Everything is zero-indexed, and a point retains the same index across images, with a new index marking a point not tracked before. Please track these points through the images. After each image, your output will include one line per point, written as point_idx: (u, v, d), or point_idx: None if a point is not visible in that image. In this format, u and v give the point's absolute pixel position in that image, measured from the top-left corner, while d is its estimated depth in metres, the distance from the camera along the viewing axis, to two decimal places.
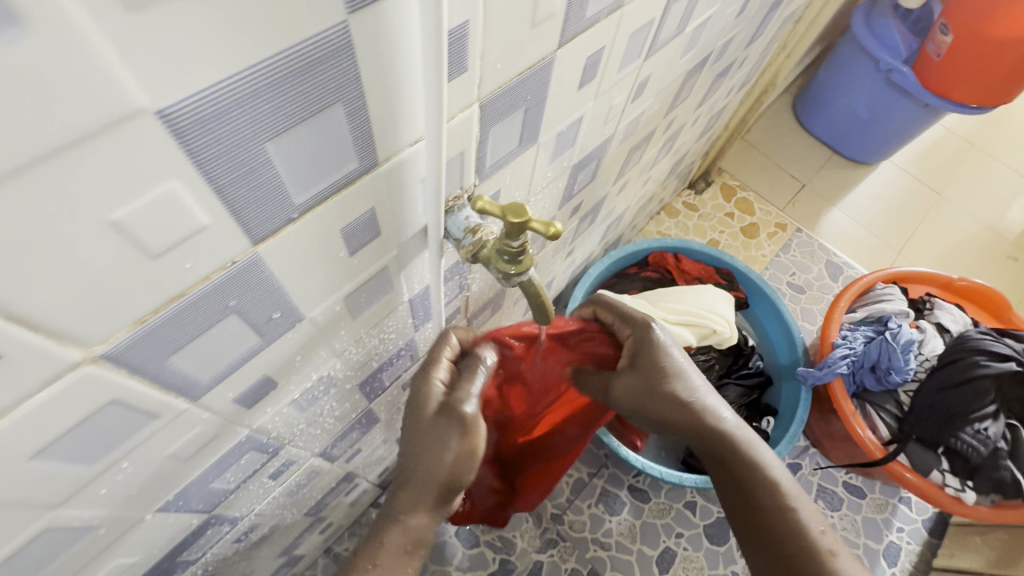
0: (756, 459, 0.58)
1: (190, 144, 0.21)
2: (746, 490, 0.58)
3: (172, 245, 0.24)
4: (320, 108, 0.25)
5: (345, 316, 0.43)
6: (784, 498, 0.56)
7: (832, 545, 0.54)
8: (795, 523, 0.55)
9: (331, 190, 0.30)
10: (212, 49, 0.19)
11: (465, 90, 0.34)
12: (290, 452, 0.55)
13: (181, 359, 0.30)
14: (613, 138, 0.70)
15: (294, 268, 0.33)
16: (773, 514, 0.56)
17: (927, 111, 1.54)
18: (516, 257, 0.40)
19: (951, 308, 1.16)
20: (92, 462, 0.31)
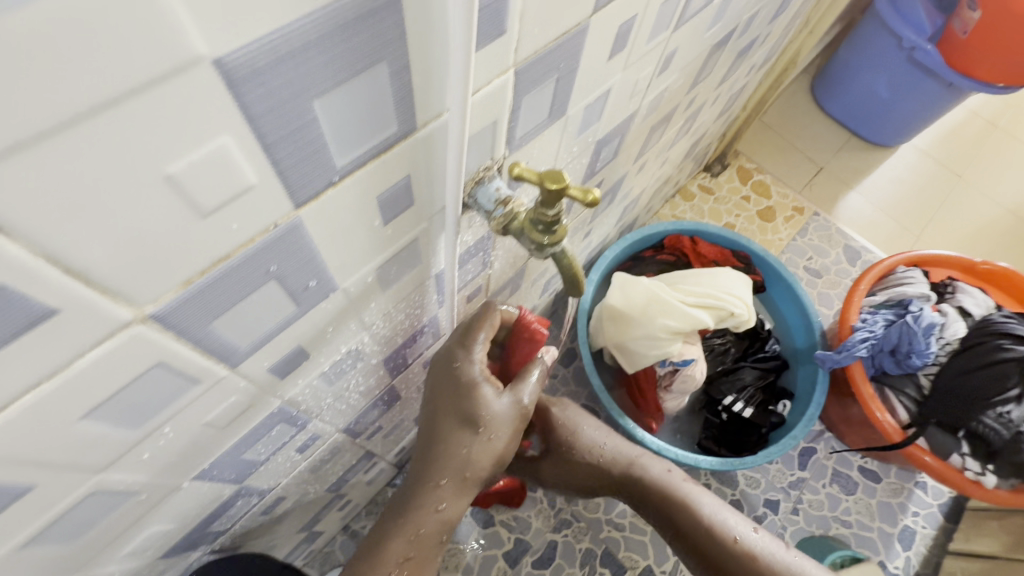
0: (670, 485, 0.76)
1: (244, 97, 0.21)
2: (671, 512, 0.75)
3: (221, 204, 0.24)
4: (364, 67, 0.25)
5: (375, 288, 0.43)
6: (698, 511, 0.74)
7: (738, 534, 0.72)
8: (709, 530, 0.72)
9: (370, 154, 0.30)
10: None
11: (501, 54, 0.33)
12: (316, 426, 0.56)
13: (223, 324, 0.30)
14: (636, 114, 0.69)
15: (332, 234, 0.33)
16: (687, 524, 0.74)
17: (951, 92, 1.50)
18: (551, 227, 0.39)
19: (974, 291, 1.14)
20: (137, 426, 0.31)
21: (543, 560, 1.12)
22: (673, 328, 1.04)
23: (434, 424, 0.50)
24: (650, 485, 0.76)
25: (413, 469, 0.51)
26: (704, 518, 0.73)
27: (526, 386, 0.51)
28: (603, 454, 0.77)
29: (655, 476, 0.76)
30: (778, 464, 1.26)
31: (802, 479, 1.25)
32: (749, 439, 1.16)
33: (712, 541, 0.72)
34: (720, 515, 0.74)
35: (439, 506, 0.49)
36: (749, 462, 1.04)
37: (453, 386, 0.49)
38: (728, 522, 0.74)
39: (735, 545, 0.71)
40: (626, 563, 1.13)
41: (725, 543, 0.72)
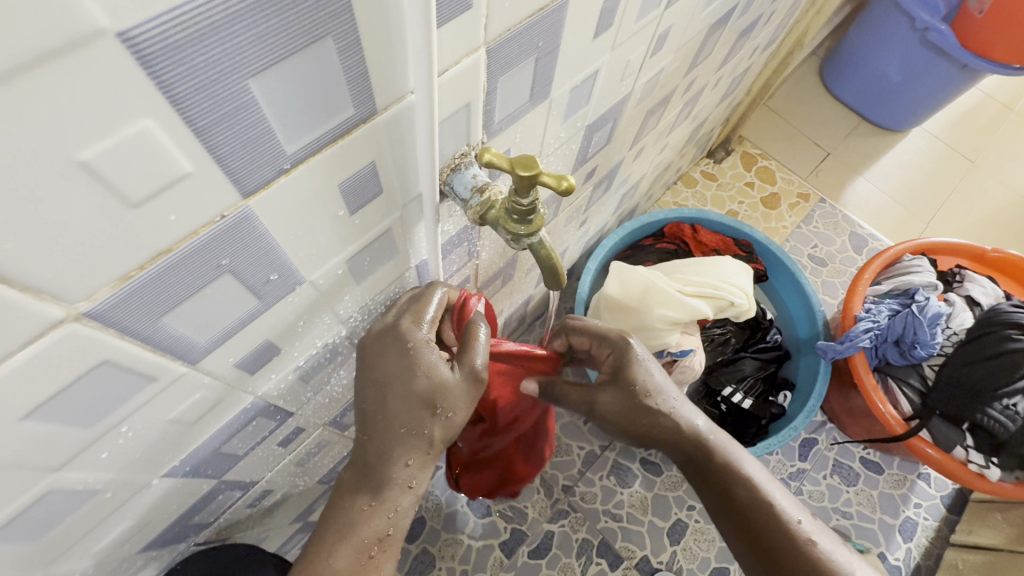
0: (732, 459, 0.60)
1: (162, 76, 0.19)
2: (728, 488, 0.60)
3: (152, 193, 0.22)
4: (307, 42, 0.23)
5: (348, 281, 0.42)
6: (761, 493, 0.59)
7: (811, 534, 0.57)
8: (775, 516, 0.58)
9: (326, 140, 0.28)
10: None
11: (469, 31, 0.31)
12: (298, 420, 0.55)
13: (175, 320, 0.29)
14: (630, 97, 0.66)
15: (292, 224, 0.31)
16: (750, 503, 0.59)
17: (964, 73, 1.45)
18: (528, 216, 0.38)
19: (982, 280, 1.12)
20: (91, 425, 0.30)
21: (540, 550, 1.12)
22: (670, 319, 1.02)
23: (385, 408, 0.45)
24: (708, 451, 0.60)
25: (367, 456, 0.46)
26: (766, 496, 0.59)
27: (479, 348, 0.47)
28: (665, 408, 0.59)
29: (713, 445, 0.60)
30: (778, 455, 1.25)
31: (802, 471, 1.24)
32: (748, 430, 1.14)
33: (777, 532, 0.57)
34: (790, 511, 0.59)
35: (410, 484, 0.47)
36: (748, 453, 1.03)
37: (405, 368, 0.44)
38: (789, 509, 0.59)
39: (798, 529, 0.57)
40: (623, 553, 1.12)
41: (791, 537, 0.57)
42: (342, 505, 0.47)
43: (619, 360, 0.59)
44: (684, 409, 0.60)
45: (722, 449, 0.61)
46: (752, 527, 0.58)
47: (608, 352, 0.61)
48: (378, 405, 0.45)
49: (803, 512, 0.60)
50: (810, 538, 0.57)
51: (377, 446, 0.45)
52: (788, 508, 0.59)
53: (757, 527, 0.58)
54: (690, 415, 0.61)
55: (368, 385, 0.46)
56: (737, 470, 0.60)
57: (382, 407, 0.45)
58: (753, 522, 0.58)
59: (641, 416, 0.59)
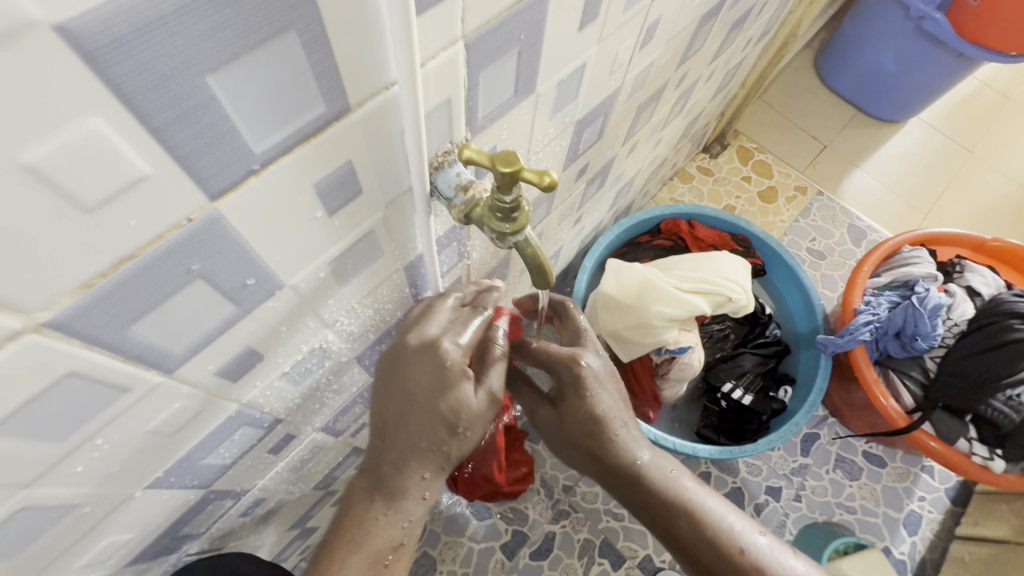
0: (671, 491, 0.57)
1: (110, 71, 0.18)
2: (668, 521, 0.57)
3: (109, 197, 0.21)
4: (268, 35, 0.22)
5: (332, 284, 0.41)
6: (702, 522, 0.56)
7: (758, 558, 0.55)
8: (719, 545, 0.55)
9: (297, 138, 0.27)
10: None
11: (445, 24, 0.30)
12: (288, 426, 0.54)
13: (145, 329, 0.28)
14: (620, 92, 0.65)
15: (267, 226, 0.30)
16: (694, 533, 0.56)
17: (960, 62, 1.44)
18: (511, 214, 0.36)
19: (982, 270, 1.10)
20: (63, 438, 0.29)
21: (541, 552, 1.11)
22: (668, 315, 1.01)
23: (407, 418, 0.44)
24: (646, 485, 0.57)
25: (382, 463, 0.46)
26: (708, 525, 0.56)
27: (492, 374, 0.47)
28: (602, 446, 0.55)
29: (650, 478, 0.57)
30: (780, 451, 1.23)
31: (804, 466, 1.22)
32: (749, 427, 1.13)
33: (721, 561, 0.55)
34: (737, 535, 0.56)
35: (424, 495, 0.46)
36: (749, 450, 1.02)
37: (436, 382, 0.44)
38: (735, 532, 0.56)
39: (742, 559, 0.55)
40: (625, 553, 1.11)
41: (737, 565, 0.55)
42: (352, 513, 0.46)
43: (568, 384, 0.54)
44: (627, 441, 0.56)
45: (660, 480, 0.57)
46: (697, 556, 0.56)
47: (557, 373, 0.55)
48: (400, 416, 0.45)
49: (752, 530, 0.57)
50: (756, 563, 0.55)
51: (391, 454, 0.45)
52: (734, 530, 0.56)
53: (704, 559, 0.56)
54: (629, 449, 0.56)
55: (395, 395, 0.45)
56: (677, 500, 0.57)
57: (403, 418, 0.45)
58: (698, 552, 0.56)
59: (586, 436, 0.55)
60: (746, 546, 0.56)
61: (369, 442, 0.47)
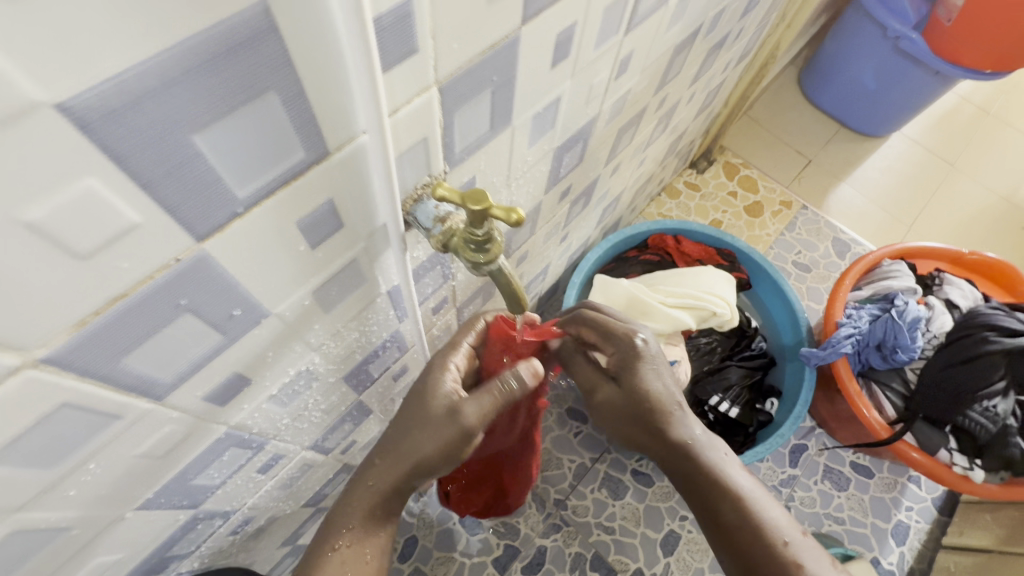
0: (723, 476, 0.59)
1: (105, 138, 0.20)
2: (714, 504, 0.59)
3: (102, 244, 0.23)
4: (250, 97, 0.24)
5: (317, 310, 0.43)
6: (749, 510, 0.58)
7: (797, 554, 0.56)
8: (763, 534, 0.57)
9: (278, 182, 0.29)
10: (102, 37, 0.18)
11: (418, 73, 0.33)
12: (276, 446, 0.55)
13: (135, 360, 0.30)
14: (599, 118, 0.68)
15: (252, 262, 0.32)
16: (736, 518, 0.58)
17: (937, 79, 1.48)
18: (484, 245, 0.38)
19: (960, 283, 1.13)
20: (56, 464, 0.31)
21: (533, 566, 1.11)
22: (654, 330, 1.03)
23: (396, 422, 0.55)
24: (698, 467, 0.59)
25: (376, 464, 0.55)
26: (754, 514, 0.58)
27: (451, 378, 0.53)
28: (659, 419, 0.58)
29: (704, 460, 0.59)
30: (768, 462, 1.25)
31: (793, 477, 1.24)
32: (736, 439, 1.15)
33: (762, 550, 0.57)
34: (780, 528, 0.58)
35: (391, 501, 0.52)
36: None
37: (418, 398, 0.50)
38: (777, 526, 0.58)
39: (785, 550, 0.57)
40: (616, 566, 1.12)
41: (778, 557, 0.56)
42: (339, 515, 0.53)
43: (622, 360, 0.58)
44: (682, 419, 0.59)
45: (713, 464, 0.59)
46: (738, 542, 0.58)
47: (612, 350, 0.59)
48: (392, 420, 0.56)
49: (793, 529, 0.58)
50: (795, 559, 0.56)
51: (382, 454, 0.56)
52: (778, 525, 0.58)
53: (745, 546, 0.58)
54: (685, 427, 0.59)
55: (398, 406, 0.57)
56: (727, 485, 0.59)
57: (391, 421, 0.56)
58: (739, 537, 0.58)
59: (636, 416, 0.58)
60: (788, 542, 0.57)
61: None
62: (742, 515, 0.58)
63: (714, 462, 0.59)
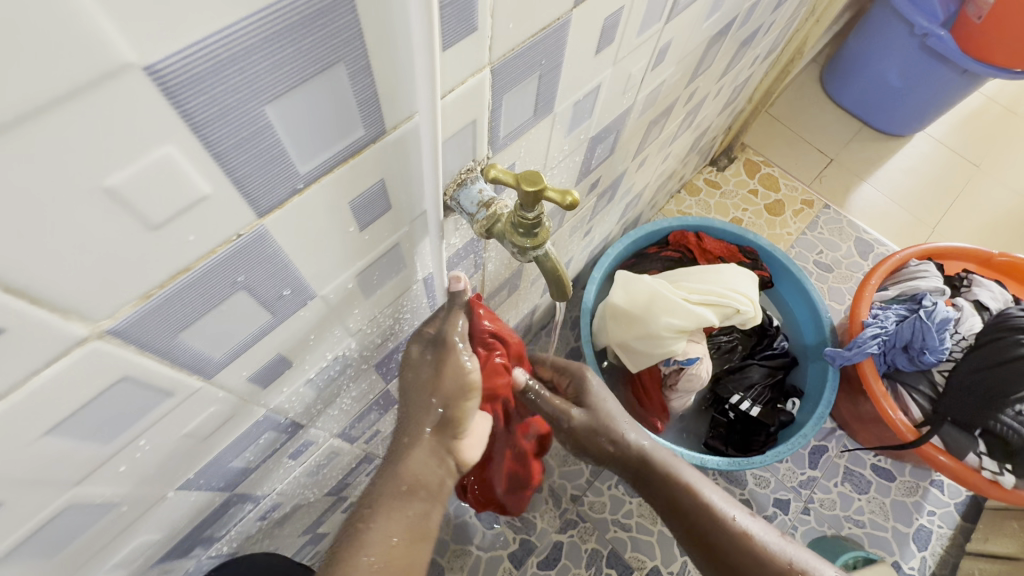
0: (671, 472, 0.65)
1: (186, 106, 0.20)
2: (672, 499, 0.65)
3: (173, 215, 0.23)
4: (320, 68, 0.24)
5: (357, 294, 0.42)
6: (697, 493, 0.64)
7: (745, 524, 0.63)
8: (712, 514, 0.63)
9: (337, 160, 0.29)
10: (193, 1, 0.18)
11: (474, 52, 0.32)
12: (308, 432, 0.56)
13: (191, 336, 0.30)
14: (631, 109, 0.67)
15: (307, 240, 0.32)
16: (693, 510, 0.63)
17: (966, 78, 1.46)
18: (533, 229, 0.38)
19: (990, 285, 1.11)
20: (110, 440, 0.31)
21: (548, 562, 1.11)
22: (676, 327, 1.02)
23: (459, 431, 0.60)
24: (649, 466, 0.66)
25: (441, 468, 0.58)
26: (701, 495, 0.64)
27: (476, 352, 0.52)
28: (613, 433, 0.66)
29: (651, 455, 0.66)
30: (788, 463, 1.23)
31: (812, 479, 1.22)
32: (756, 438, 1.13)
33: (717, 531, 0.62)
34: (725, 507, 0.64)
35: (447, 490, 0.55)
36: (757, 461, 1.02)
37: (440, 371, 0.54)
38: (722, 504, 0.64)
39: (734, 522, 0.62)
40: (632, 564, 1.11)
41: (732, 532, 0.62)
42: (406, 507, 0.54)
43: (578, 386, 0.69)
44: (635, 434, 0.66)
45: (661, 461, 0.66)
46: (694, 525, 0.63)
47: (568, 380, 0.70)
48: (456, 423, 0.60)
49: (735, 505, 0.65)
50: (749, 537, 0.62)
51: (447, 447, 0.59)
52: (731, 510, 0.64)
53: (704, 530, 0.63)
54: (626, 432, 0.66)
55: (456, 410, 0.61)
56: (677, 481, 0.65)
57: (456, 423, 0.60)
58: (695, 522, 0.63)
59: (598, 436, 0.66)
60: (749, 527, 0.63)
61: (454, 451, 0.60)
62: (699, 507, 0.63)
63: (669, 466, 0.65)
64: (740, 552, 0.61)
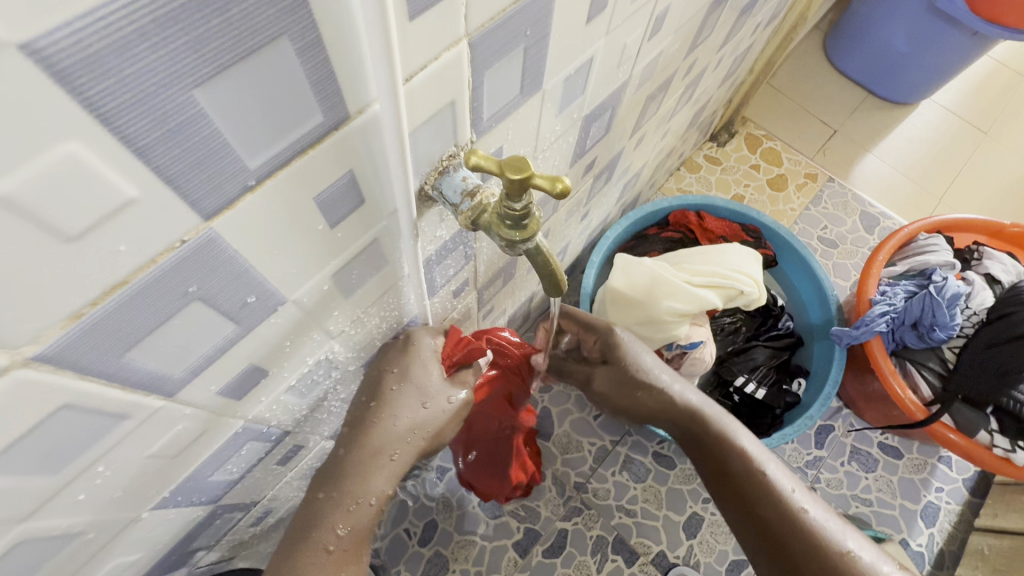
0: (729, 431, 0.62)
1: (87, 93, 0.17)
2: (722, 461, 0.62)
3: (94, 224, 0.20)
4: (259, 44, 0.20)
5: (336, 295, 0.39)
6: (754, 462, 0.61)
7: (803, 503, 0.59)
8: (772, 488, 0.59)
9: (293, 151, 0.25)
10: None
11: (448, 22, 0.28)
12: (296, 438, 0.53)
13: (141, 354, 0.27)
14: (628, 84, 0.63)
15: (269, 241, 0.29)
16: (742, 476, 0.60)
17: (976, 40, 1.40)
18: (521, 222, 0.34)
19: (1002, 257, 1.08)
20: (60, 470, 0.28)
21: (554, 550, 1.10)
22: (678, 311, 0.99)
23: (383, 395, 0.49)
24: (705, 428, 0.63)
25: (347, 438, 0.47)
26: (758, 465, 0.60)
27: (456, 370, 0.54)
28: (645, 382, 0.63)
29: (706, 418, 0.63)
30: (794, 444, 1.22)
31: (819, 459, 1.21)
32: (762, 421, 1.11)
33: (770, 504, 0.58)
34: (783, 480, 0.60)
35: (393, 457, 0.47)
36: (764, 444, 1.00)
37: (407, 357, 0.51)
38: (783, 480, 0.60)
39: (791, 497, 0.59)
40: (638, 549, 1.10)
41: (784, 507, 0.58)
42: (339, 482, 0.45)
43: (605, 347, 0.66)
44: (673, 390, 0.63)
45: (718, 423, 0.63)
46: (744, 501, 0.60)
47: (596, 340, 0.67)
48: (371, 380, 0.50)
49: (797, 482, 0.61)
50: (802, 509, 0.58)
51: (359, 406, 0.49)
52: (780, 478, 0.60)
53: (749, 494, 0.60)
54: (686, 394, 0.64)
55: (373, 378, 0.50)
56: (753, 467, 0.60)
57: (372, 378, 0.50)
58: (750, 493, 0.60)
59: (634, 393, 0.64)
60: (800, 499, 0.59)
61: (360, 408, 0.49)
62: (746, 474, 0.60)
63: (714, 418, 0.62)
64: (791, 529, 0.57)
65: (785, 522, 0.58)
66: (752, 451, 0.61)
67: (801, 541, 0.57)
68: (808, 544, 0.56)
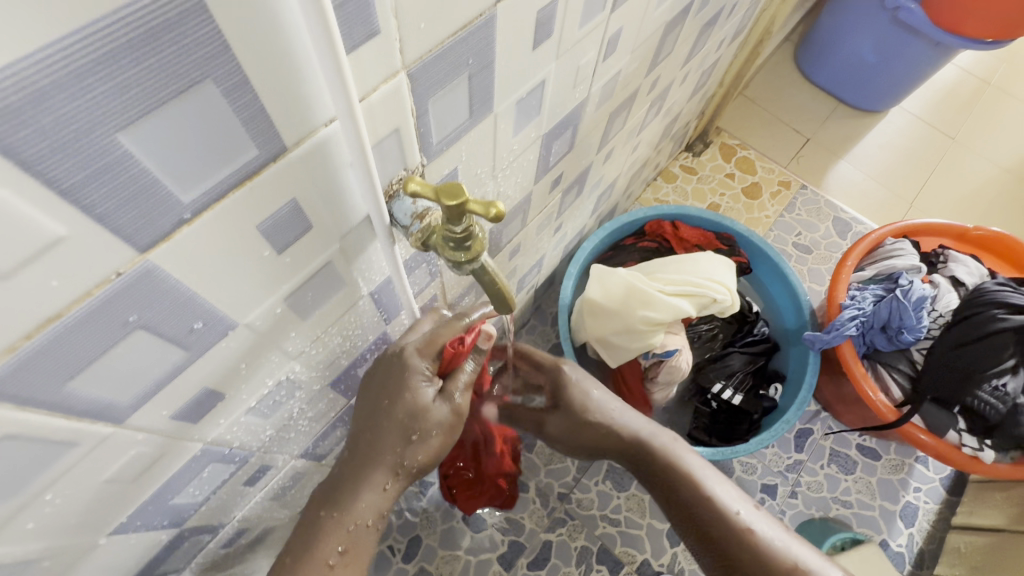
0: (672, 455, 0.64)
1: (7, 142, 0.18)
2: (670, 482, 0.64)
3: (23, 262, 0.21)
4: (181, 89, 0.21)
5: (291, 317, 0.40)
6: (700, 485, 0.62)
7: (750, 521, 0.60)
8: (716, 509, 0.61)
9: (229, 184, 0.26)
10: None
11: (384, 56, 0.30)
12: (263, 457, 0.53)
13: (85, 383, 0.27)
14: (587, 102, 0.65)
15: (214, 268, 0.29)
16: (689, 496, 0.62)
17: (938, 50, 1.44)
18: (464, 243, 0.36)
19: (966, 259, 1.10)
20: (8, 498, 0.29)
21: (538, 561, 1.10)
22: (652, 320, 1.01)
23: (373, 424, 0.50)
24: (651, 456, 0.64)
25: (344, 465, 0.51)
26: (704, 488, 0.62)
27: (454, 386, 0.52)
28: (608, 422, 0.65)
29: (652, 446, 0.64)
30: (773, 448, 1.23)
31: (799, 462, 1.22)
32: (740, 426, 1.13)
33: (718, 524, 0.61)
34: (731, 500, 0.62)
35: (386, 487, 0.51)
36: (741, 450, 1.01)
37: (396, 378, 0.51)
38: (730, 501, 0.62)
39: (735, 518, 0.60)
40: (623, 558, 1.11)
41: (733, 528, 0.60)
42: (327, 503, 0.50)
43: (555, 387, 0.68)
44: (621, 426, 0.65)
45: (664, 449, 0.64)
46: (696, 518, 0.62)
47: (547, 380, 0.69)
48: (365, 401, 0.52)
49: (744, 501, 0.62)
50: (746, 524, 0.60)
51: (355, 428, 0.52)
52: (727, 496, 0.62)
53: (701, 518, 0.62)
54: (632, 424, 0.65)
55: (367, 400, 0.52)
56: (698, 484, 0.62)
57: (366, 398, 0.52)
58: (697, 512, 0.62)
59: (585, 429, 0.66)
60: (744, 514, 0.61)
61: (354, 434, 0.52)
62: (691, 493, 0.62)
63: (663, 449, 0.64)
64: (739, 552, 0.59)
65: (732, 537, 0.60)
66: (697, 470, 0.63)
67: (746, 558, 0.59)
68: (749, 552, 0.59)
